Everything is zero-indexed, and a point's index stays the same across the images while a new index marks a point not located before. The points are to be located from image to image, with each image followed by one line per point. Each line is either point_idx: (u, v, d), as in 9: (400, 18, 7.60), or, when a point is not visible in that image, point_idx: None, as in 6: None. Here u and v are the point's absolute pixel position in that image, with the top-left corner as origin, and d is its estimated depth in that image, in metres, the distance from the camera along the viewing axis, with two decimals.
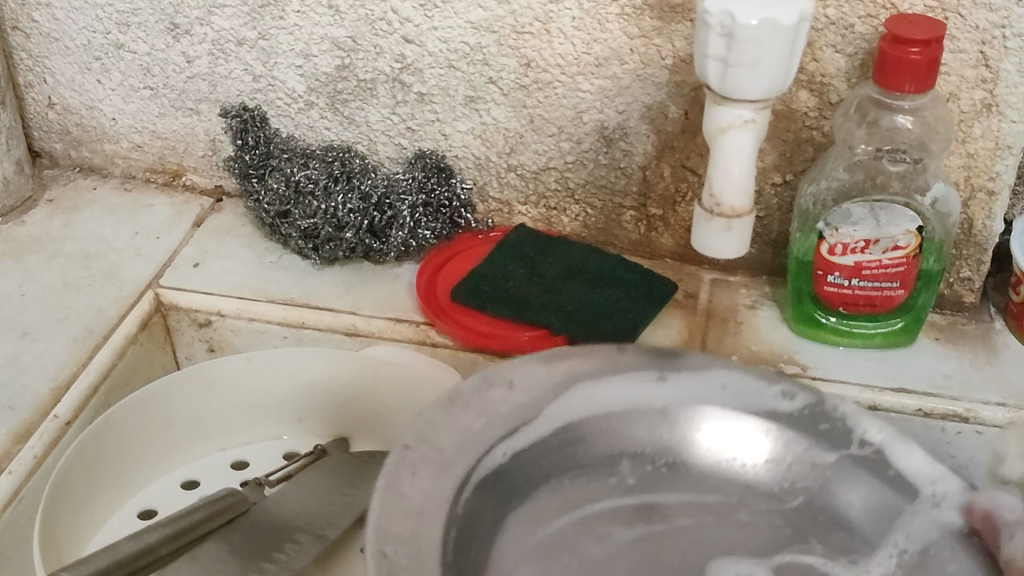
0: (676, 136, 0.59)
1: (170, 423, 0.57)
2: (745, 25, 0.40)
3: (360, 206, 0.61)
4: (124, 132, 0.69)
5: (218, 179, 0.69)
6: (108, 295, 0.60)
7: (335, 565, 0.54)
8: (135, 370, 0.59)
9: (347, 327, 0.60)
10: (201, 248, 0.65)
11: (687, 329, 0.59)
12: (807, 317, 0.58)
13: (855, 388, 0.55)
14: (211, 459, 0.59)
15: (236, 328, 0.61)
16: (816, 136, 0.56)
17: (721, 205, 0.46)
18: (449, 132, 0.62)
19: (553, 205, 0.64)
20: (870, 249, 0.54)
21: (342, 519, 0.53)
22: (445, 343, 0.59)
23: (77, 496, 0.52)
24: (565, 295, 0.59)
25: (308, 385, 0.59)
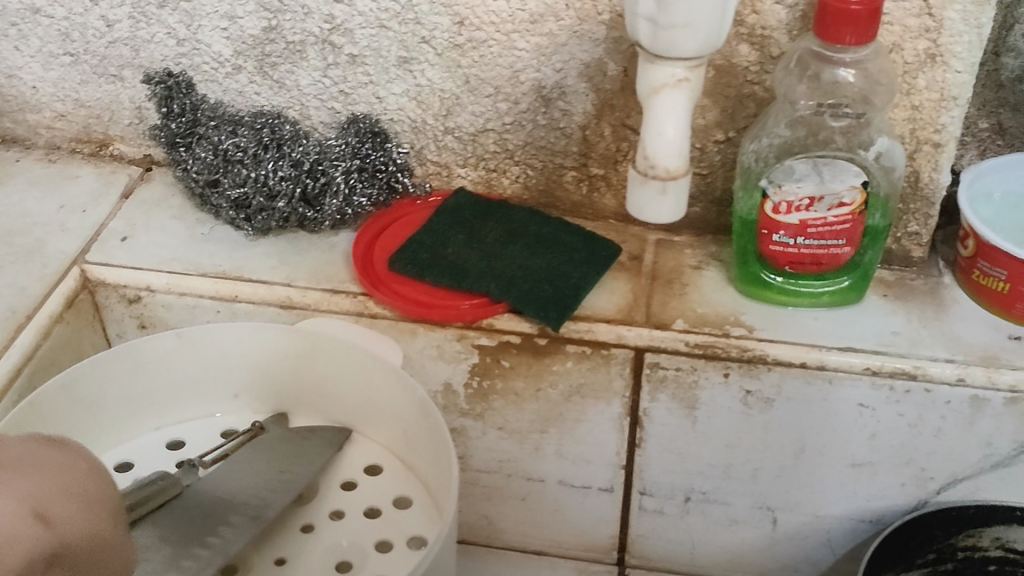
0: (616, 94, 0.57)
1: (100, 404, 0.55)
2: None
3: (292, 174, 0.59)
4: (46, 101, 0.66)
5: (147, 148, 0.67)
6: (32, 272, 0.58)
7: (274, 545, 0.53)
8: (61, 350, 0.57)
9: (281, 299, 0.58)
10: (130, 220, 0.62)
11: (631, 293, 0.58)
12: (753, 277, 0.57)
13: (802, 349, 0.53)
14: (146, 439, 0.58)
15: (167, 303, 0.59)
16: (758, 90, 0.55)
17: (656, 168, 0.45)
18: (383, 95, 0.60)
19: (493, 166, 0.62)
20: (815, 207, 0.52)
21: (280, 498, 0.51)
22: (384, 313, 0.57)
23: None
24: (505, 261, 0.57)
25: (244, 360, 0.57)
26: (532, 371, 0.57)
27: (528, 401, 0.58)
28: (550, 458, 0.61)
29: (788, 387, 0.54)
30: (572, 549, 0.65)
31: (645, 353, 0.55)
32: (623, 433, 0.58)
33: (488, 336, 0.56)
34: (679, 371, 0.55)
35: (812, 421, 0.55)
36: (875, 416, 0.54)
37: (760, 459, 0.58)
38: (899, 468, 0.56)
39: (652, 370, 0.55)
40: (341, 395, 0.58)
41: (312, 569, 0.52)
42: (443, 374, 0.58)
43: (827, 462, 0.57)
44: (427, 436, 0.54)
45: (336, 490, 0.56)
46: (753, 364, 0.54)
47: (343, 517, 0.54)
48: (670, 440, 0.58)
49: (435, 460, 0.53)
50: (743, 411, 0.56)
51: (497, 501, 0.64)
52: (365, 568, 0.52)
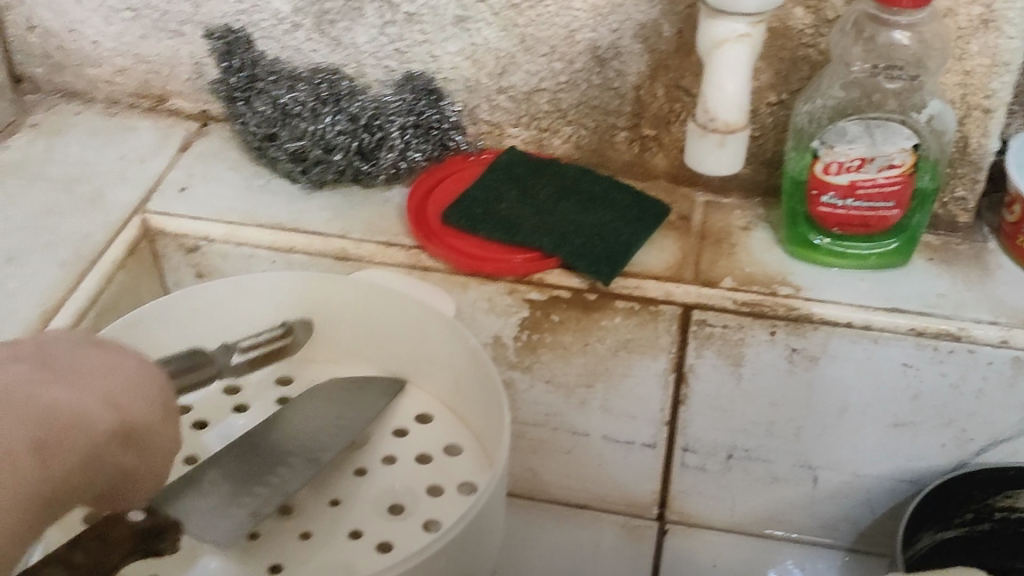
0: (669, 56, 0.58)
1: (159, 347, 0.57)
2: None
3: (349, 128, 0.60)
4: (107, 56, 0.67)
5: (204, 104, 0.68)
6: (95, 219, 0.59)
7: (329, 487, 0.54)
8: (122, 295, 0.58)
9: (337, 250, 0.59)
10: (188, 172, 0.64)
11: (680, 252, 0.59)
12: (801, 238, 0.58)
13: (848, 309, 0.54)
14: (201, 385, 0.59)
15: (225, 253, 0.60)
16: (812, 53, 0.56)
17: (716, 121, 0.46)
18: (438, 53, 0.61)
19: (545, 126, 0.63)
20: (865, 168, 0.53)
21: (337, 443, 0.53)
22: (437, 267, 0.58)
23: None
24: (557, 218, 0.59)
25: (299, 310, 0.59)
26: (581, 326, 0.58)
27: (576, 355, 0.60)
28: (596, 413, 0.62)
29: (833, 345, 0.55)
30: (613, 504, 0.66)
31: (694, 310, 0.56)
32: (669, 389, 0.59)
33: (539, 291, 0.57)
34: (726, 329, 0.56)
35: (857, 380, 0.56)
36: (918, 376, 0.55)
37: (804, 418, 0.59)
38: (941, 428, 0.57)
39: (699, 327, 0.56)
40: (394, 345, 0.59)
41: (366, 510, 0.53)
42: (494, 327, 0.60)
43: (869, 421, 0.58)
44: (479, 385, 0.55)
45: (388, 437, 0.57)
46: (800, 323, 0.55)
47: (395, 463, 0.56)
48: (715, 397, 0.59)
49: (487, 409, 0.55)
50: (788, 368, 0.57)
51: (541, 455, 0.65)
52: (417, 510, 0.53)
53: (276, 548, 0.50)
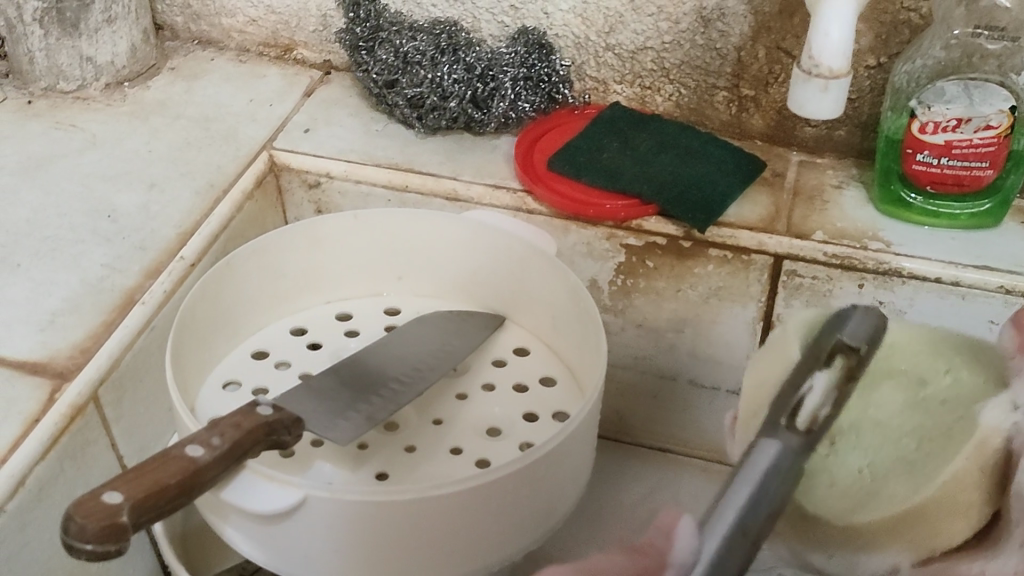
0: (772, 17, 0.60)
1: (282, 272, 0.61)
2: None
3: (465, 77, 0.64)
4: (241, 6, 0.72)
5: (327, 54, 0.73)
6: (227, 154, 0.64)
7: (433, 408, 0.58)
8: (250, 224, 0.63)
9: (447, 191, 0.63)
10: (312, 115, 0.68)
11: (774, 205, 0.61)
12: (894, 197, 0.60)
13: (939, 266, 0.56)
14: (317, 311, 0.63)
15: (344, 190, 0.65)
16: (914, 18, 0.58)
17: (819, 67, 0.48)
18: (551, 10, 0.65)
19: (648, 84, 0.66)
20: (961, 129, 0.55)
21: (444, 365, 0.57)
22: (540, 210, 0.62)
23: (201, 333, 0.56)
24: (657, 168, 0.62)
25: (410, 245, 0.63)
26: (674, 273, 0.61)
27: (668, 301, 0.63)
28: (684, 358, 0.65)
29: (921, 301, 0.58)
30: (696, 449, 0.70)
31: (784, 260, 0.59)
32: (756, 337, 0.62)
33: (636, 236, 0.61)
34: (815, 280, 0.59)
35: None
36: None
37: None
38: None
39: (789, 278, 0.59)
40: (496, 282, 0.63)
41: (466, 430, 0.56)
42: (591, 270, 0.63)
43: None
44: (576, 321, 0.58)
45: (487, 366, 0.61)
46: (887, 277, 0.57)
47: (494, 390, 0.59)
48: None
49: (584, 343, 0.58)
50: None
51: (629, 398, 0.69)
52: (512, 432, 0.56)
53: (382, 458, 0.54)
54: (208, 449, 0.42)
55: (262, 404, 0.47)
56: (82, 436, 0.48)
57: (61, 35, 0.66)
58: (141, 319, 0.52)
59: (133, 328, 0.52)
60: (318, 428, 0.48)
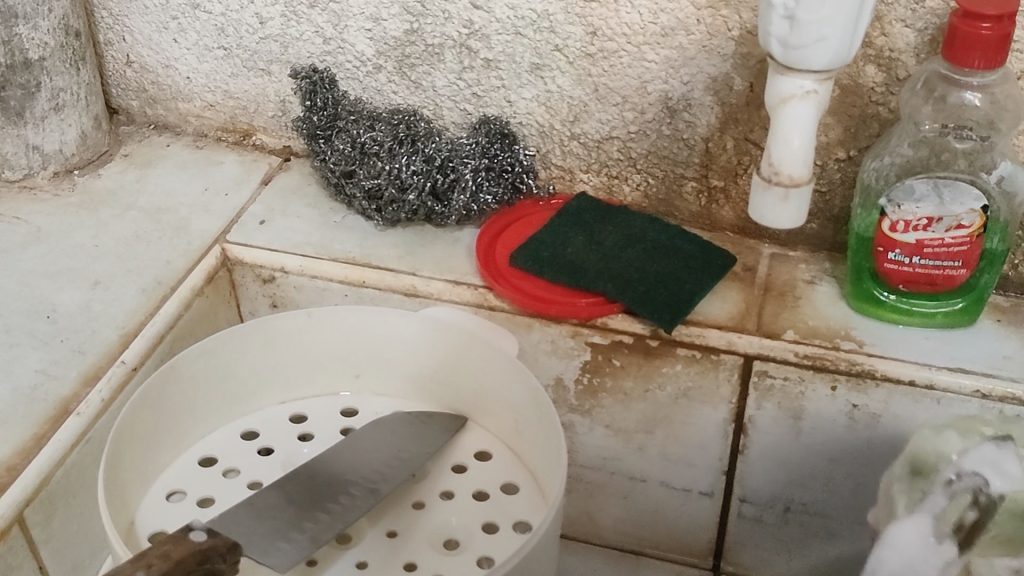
0: (740, 109, 0.58)
1: (232, 373, 0.58)
2: (807, 7, 0.41)
3: (424, 169, 0.62)
4: (197, 91, 0.71)
5: (287, 140, 0.71)
6: (177, 248, 0.62)
7: (386, 517, 0.55)
8: (199, 321, 0.60)
9: (406, 286, 0.61)
10: (268, 206, 0.66)
11: (744, 302, 0.59)
12: (866, 294, 0.58)
13: (912, 366, 0.54)
14: (270, 412, 0.61)
15: (299, 285, 0.62)
16: (882, 111, 0.56)
17: (779, 174, 0.47)
18: (514, 99, 0.63)
19: (615, 173, 0.64)
20: (932, 227, 0.53)
21: (397, 475, 0.54)
22: (502, 307, 0.60)
23: (142, 442, 0.53)
24: (622, 263, 0.60)
25: (369, 343, 0.60)
26: (642, 372, 0.59)
27: (636, 401, 0.60)
28: (653, 459, 0.62)
29: (895, 404, 0.55)
30: (669, 552, 0.67)
31: (754, 360, 0.57)
32: (728, 439, 0.60)
33: (601, 334, 0.58)
34: (787, 380, 0.56)
35: (918, 438, 0.56)
36: None
37: (862, 476, 0.59)
38: None
39: (760, 378, 0.57)
40: (458, 382, 0.60)
41: (422, 544, 0.54)
42: (555, 369, 0.61)
43: None
44: (539, 425, 0.56)
45: (447, 472, 0.58)
46: (861, 378, 0.55)
47: (454, 498, 0.56)
48: (774, 448, 0.59)
49: (547, 449, 0.55)
50: (848, 424, 0.57)
51: (598, 498, 0.66)
52: (470, 546, 0.53)
53: None
54: None
55: (195, 528, 0.45)
56: (4, 563, 0.45)
57: (4, 124, 0.64)
58: (73, 433, 0.49)
59: (64, 443, 0.49)
60: (255, 552, 0.46)
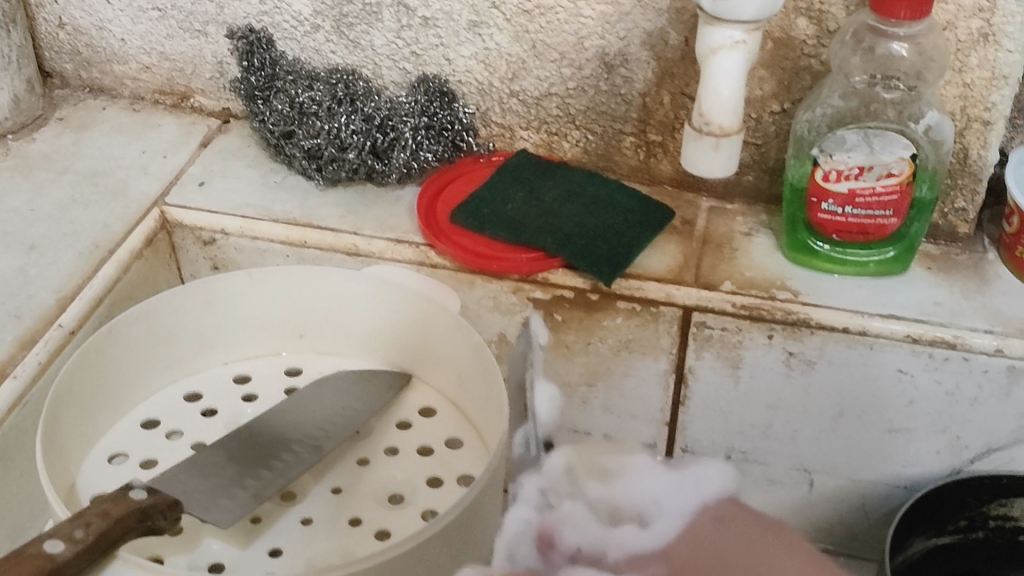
0: (675, 63, 0.59)
1: (172, 335, 0.58)
2: None
3: (363, 128, 0.62)
4: (133, 53, 0.70)
5: (225, 102, 0.71)
6: (115, 211, 0.61)
7: (332, 474, 0.56)
8: (138, 284, 0.60)
9: (347, 246, 0.61)
10: (207, 168, 0.66)
11: (682, 255, 0.60)
12: (801, 244, 0.59)
13: (845, 314, 0.56)
14: (212, 373, 0.61)
15: (240, 246, 0.62)
16: (814, 64, 0.57)
17: (710, 124, 0.48)
18: (452, 57, 0.63)
19: (554, 130, 0.65)
20: (864, 177, 0.54)
21: (340, 432, 0.54)
22: (444, 264, 0.60)
23: (81, 405, 0.53)
24: (562, 219, 0.60)
25: (310, 303, 0.60)
26: (583, 325, 0.60)
27: (578, 355, 0.61)
28: (596, 411, 0.63)
29: (830, 351, 0.57)
30: None
31: (693, 312, 0.57)
32: (668, 390, 0.61)
33: (542, 289, 0.59)
34: (725, 331, 0.57)
35: (852, 383, 0.58)
36: (913, 383, 0.57)
37: (800, 422, 0.60)
38: (935, 434, 0.59)
39: (699, 329, 0.58)
40: (401, 339, 0.60)
41: (366, 500, 0.54)
42: (498, 325, 0.61)
43: (865, 426, 0.59)
44: (481, 380, 0.56)
45: (391, 429, 0.59)
46: (796, 327, 0.56)
47: (399, 454, 0.57)
48: (713, 397, 0.61)
49: (490, 403, 0.56)
50: (784, 372, 0.58)
51: None
52: (414, 500, 0.54)
53: (275, 533, 0.52)
54: (68, 544, 0.41)
55: (135, 486, 0.45)
56: None
57: None
58: (10, 397, 0.49)
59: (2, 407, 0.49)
60: (197, 509, 0.47)
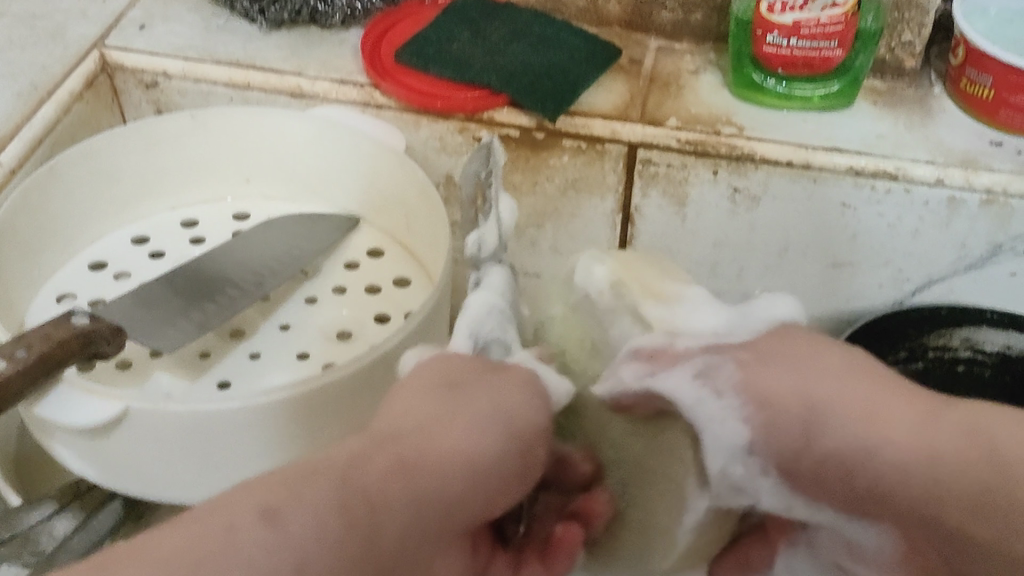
0: None
1: (117, 177, 0.58)
2: None
3: None
4: None
5: None
6: (53, 53, 0.60)
7: (279, 311, 0.56)
8: (80, 127, 0.60)
9: (291, 87, 0.60)
10: (148, 12, 0.65)
11: (628, 93, 0.60)
12: (747, 80, 0.59)
13: (789, 149, 0.55)
14: (160, 216, 0.61)
15: (182, 89, 0.62)
16: None
17: None
18: None
19: None
20: (808, 7, 0.54)
21: (286, 270, 0.55)
22: (389, 105, 0.59)
23: (25, 243, 0.53)
24: (508, 57, 0.59)
25: (256, 146, 0.60)
26: (530, 166, 0.60)
27: (526, 195, 0.61)
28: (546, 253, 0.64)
29: (774, 186, 0.57)
30: None
31: (638, 149, 0.57)
32: (616, 229, 0.62)
33: (489, 129, 0.58)
34: (670, 167, 0.57)
35: (796, 218, 0.58)
36: (855, 216, 0.57)
37: (745, 259, 0.61)
38: (877, 268, 0.60)
39: (645, 166, 0.58)
40: (348, 181, 0.61)
41: (314, 334, 0.55)
42: (445, 167, 0.61)
43: (808, 261, 0.60)
44: (427, 217, 0.57)
45: (339, 268, 0.59)
46: (741, 162, 0.56)
47: (347, 292, 0.58)
48: (659, 235, 0.61)
49: (435, 240, 0.56)
50: (730, 208, 0.58)
51: None
52: (361, 335, 0.55)
53: (223, 366, 0.53)
54: (9, 363, 0.42)
55: (79, 312, 0.46)
56: None
57: None
58: None
59: None
60: (140, 337, 0.47)
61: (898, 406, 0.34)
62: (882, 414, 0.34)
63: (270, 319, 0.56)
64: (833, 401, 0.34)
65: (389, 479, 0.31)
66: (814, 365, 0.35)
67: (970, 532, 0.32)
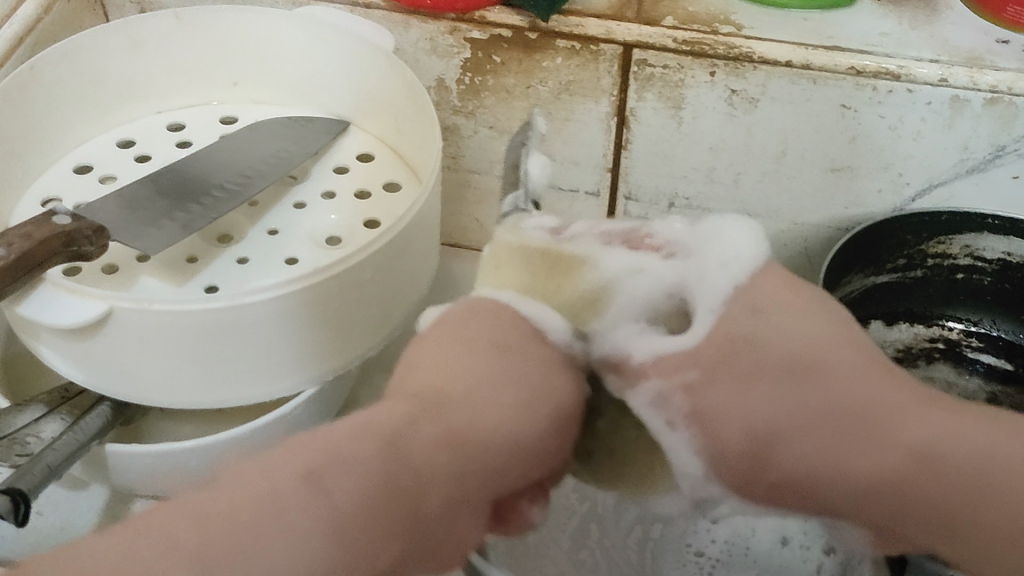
0: None
1: (100, 79, 0.57)
2: None
3: None
4: None
5: None
6: None
7: (267, 215, 0.55)
8: (63, 28, 0.59)
9: None
10: None
11: None
12: None
13: (789, 48, 0.53)
14: (147, 121, 0.60)
15: None
16: None
17: None
18: None
19: None
20: None
21: (273, 172, 0.54)
22: (377, 3, 0.58)
23: (8, 144, 0.52)
24: None
25: (241, 48, 0.59)
26: (523, 68, 0.58)
27: (518, 99, 0.60)
28: None
29: (773, 87, 0.55)
30: None
31: (634, 49, 0.55)
32: (610, 133, 0.60)
33: (480, 29, 0.57)
34: (666, 69, 0.56)
35: (795, 121, 0.57)
36: (857, 118, 0.56)
37: (743, 165, 0.60)
38: (877, 173, 0.59)
39: (641, 68, 0.56)
40: (337, 84, 0.59)
41: (302, 238, 0.54)
42: (436, 69, 0.60)
43: (807, 166, 0.59)
44: (417, 119, 0.55)
45: (328, 174, 0.58)
46: (739, 62, 0.54)
47: (336, 198, 0.57)
48: (655, 141, 0.60)
49: (426, 142, 0.55)
50: (727, 111, 0.57)
51: (488, 203, 0.68)
52: (350, 239, 0.54)
53: (209, 269, 0.51)
54: None
55: (58, 214, 0.45)
56: None
57: None
58: None
59: None
60: (124, 237, 0.46)
61: (902, 424, 0.34)
62: (818, 428, 0.35)
63: (258, 224, 0.55)
64: (774, 432, 0.36)
65: (437, 455, 0.31)
66: (751, 382, 0.36)
67: (940, 549, 0.35)
